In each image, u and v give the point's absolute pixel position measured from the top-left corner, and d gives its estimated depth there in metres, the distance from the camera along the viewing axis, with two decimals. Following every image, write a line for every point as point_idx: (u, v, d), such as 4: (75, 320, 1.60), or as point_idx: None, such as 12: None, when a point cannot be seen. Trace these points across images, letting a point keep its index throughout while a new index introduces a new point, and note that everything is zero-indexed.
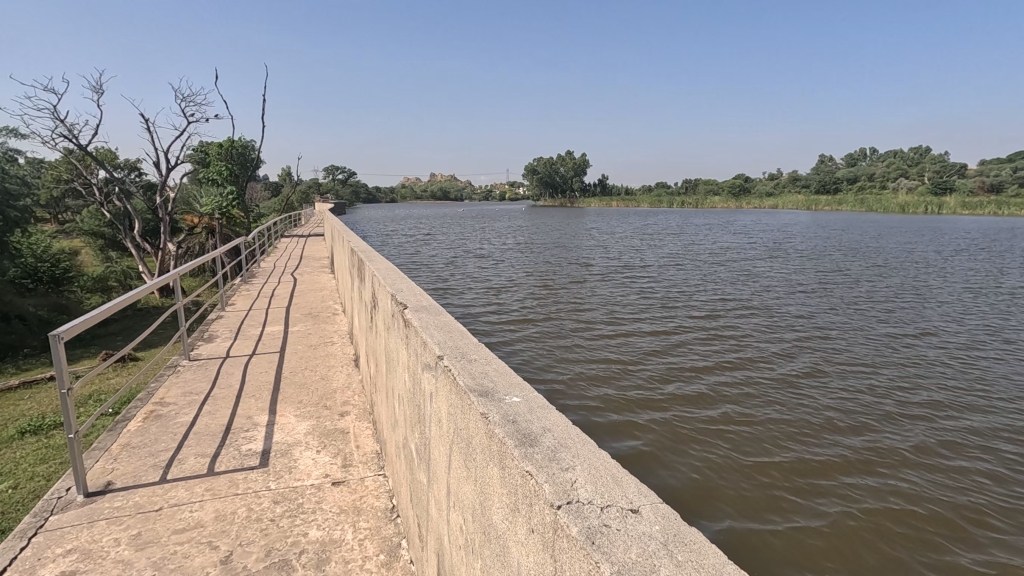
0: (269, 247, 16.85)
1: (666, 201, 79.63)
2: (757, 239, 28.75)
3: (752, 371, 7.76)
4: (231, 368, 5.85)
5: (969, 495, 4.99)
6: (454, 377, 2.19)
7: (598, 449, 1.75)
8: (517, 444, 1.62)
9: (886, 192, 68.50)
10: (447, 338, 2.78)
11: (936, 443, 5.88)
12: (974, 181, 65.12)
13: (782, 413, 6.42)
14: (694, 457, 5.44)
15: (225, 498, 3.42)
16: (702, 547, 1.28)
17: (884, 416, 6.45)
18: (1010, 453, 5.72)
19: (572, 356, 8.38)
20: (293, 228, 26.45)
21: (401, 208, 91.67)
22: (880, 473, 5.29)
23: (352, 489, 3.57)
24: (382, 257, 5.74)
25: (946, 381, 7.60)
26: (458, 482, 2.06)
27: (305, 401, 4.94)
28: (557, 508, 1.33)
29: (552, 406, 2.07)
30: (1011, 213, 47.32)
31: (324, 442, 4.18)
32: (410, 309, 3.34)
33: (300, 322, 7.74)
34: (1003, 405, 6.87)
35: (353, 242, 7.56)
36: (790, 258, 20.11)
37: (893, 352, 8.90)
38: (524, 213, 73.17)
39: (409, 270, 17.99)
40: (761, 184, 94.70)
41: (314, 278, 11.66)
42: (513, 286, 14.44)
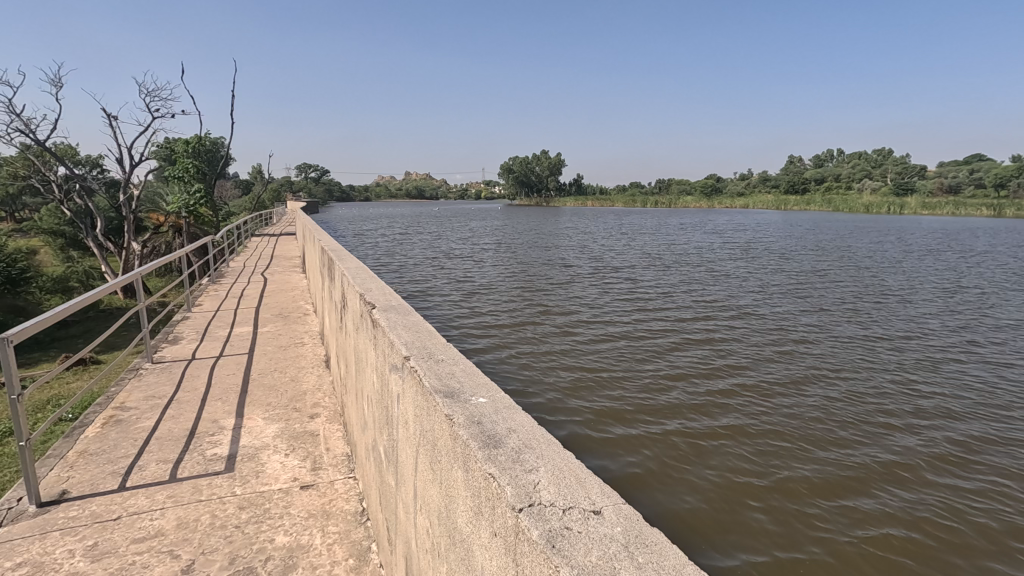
0: (239, 247, 16.46)
1: (640, 201, 80.51)
2: (729, 239, 29.26)
3: (724, 374, 7.91)
4: (197, 370, 5.68)
5: (939, 499, 5.13)
6: (420, 378, 2.15)
7: (563, 449, 1.73)
8: (480, 446, 1.60)
9: (852, 193, 70.48)
10: (414, 339, 2.74)
11: (894, 443, 6.11)
12: (933, 183, 67.45)
13: (755, 417, 6.54)
14: (672, 466, 5.52)
15: (188, 505, 3.30)
16: (663, 547, 1.28)
17: (844, 417, 6.67)
18: (970, 453, 5.94)
19: (547, 360, 8.40)
20: (265, 227, 25.95)
21: (375, 207, 90.73)
22: (847, 477, 5.43)
23: (321, 492, 3.49)
24: (353, 257, 5.65)
25: (904, 381, 7.89)
26: (424, 484, 2.02)
27: (274, 403, 4.83)
28: (518, 511, 1.30)
29: (519, 406, 2.05)
30: (968, 214, 49.16)
31: (292, 445, 4.08)
32: (378, 309, 3.28)
33: (271, 323, 7.59)
34: (966, 406, 7.11)
35: (324, 241, 7.43)
36: (760, 259, 20.54)
37: (856, 352, 9.18)
38: (502, 211, 73.22)
39: (384, 270, 17.78)
40: (732, 184, 96.33)
41: (285, 278, 11.45)
42: (490, 287, 14.42)
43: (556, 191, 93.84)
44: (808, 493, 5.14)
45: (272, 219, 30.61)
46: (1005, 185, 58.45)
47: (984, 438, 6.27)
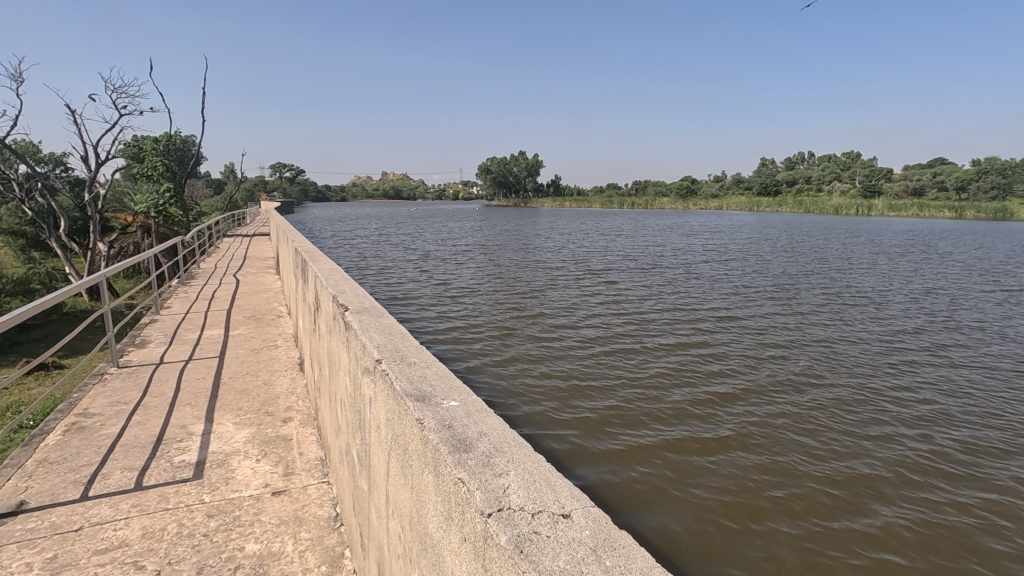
0: (210, 248, 16.07)
1: (617, 202, 81.16)
2: (704, 242, 29.80)
3: (698, 374, 8.02)
4: (165, 375, 5.52)
5: (909, 493, 5.24)
6: (391, 382, 2.12)
7: (534, 453, 1.72)
8: (450, 451, 1.58)
9: (822, 195, 72.19)
10: (387, 341, 2.72)
11: (856, 436, 6.30)
12: (899, 185, 69.41)
13: (728, 416, 6.65)
14: (650, 464, 5.58)
15: (153, 514, 3.20)
16: (630, 550, 1.28)
17: (811, 413, 6.85)
18: (927, 444, 6.19)
19: (524, 361, 8.41)
20: (237, 227, 25.38)
21: (352, 208, 89.58)
22: (811, 467, 5.60)
23: (293, 498, 3.42)
24: (327, 258, 5.59)
25: (869, 379, 8.12)
26: (396, 490, 1.99)
27: (245, 407, 4.72)
28: (488, 515, 1.29)
29: (491, 409, 2.05)
30: (932, 215, 50.63)
31: (264, 450, 4.00)
32: (351, 311, 3.24)
33: (242, 325, 7.43)
34: (926, 401, 7.36)
35: (299, 242, 7.33)
36: (734, 262, 20.92)
37: (825, 352, 9.42)
38: (481, 211, 73.50)
39: (360, 272, 17.62)
40: (707, 185, 97.74)
41: (258, 279, 11.27)
42: (467, 290, 14.36)
43: (534, 192, 94.12)
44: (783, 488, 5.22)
45: (245, 220, 30.00)
46: (966, 187, 60.55)
47: (951, 434, 6.43)
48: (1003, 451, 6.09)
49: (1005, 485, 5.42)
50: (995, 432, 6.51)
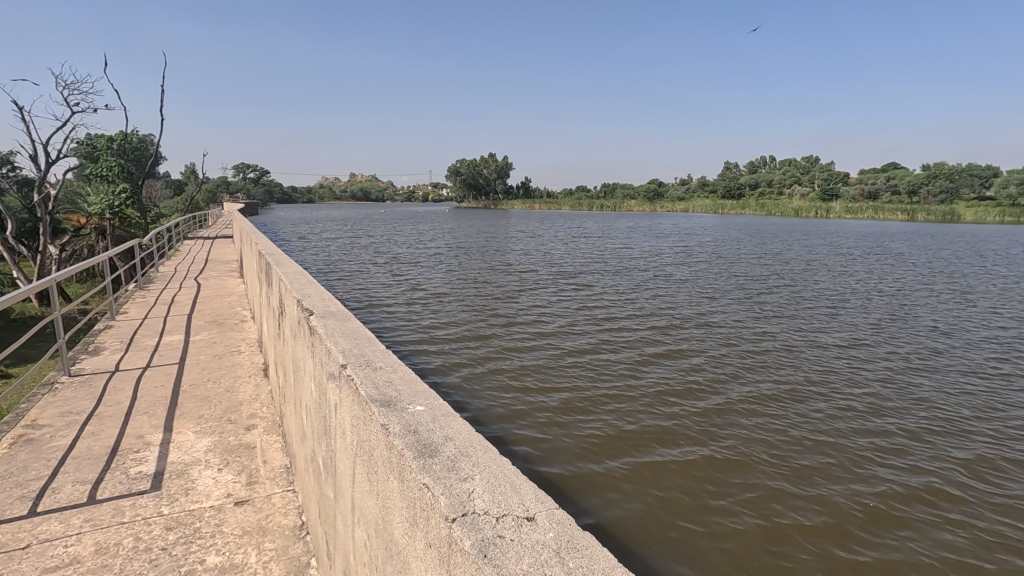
0: (170, 251, 15.55)
1: (586, 205, 81.89)
2: (671, 244, 30.39)
3: (664, 374, 8.17)
4: (121, 383, 5.30)
5: (869, 484, 5.38)
6: (355, 387, 2.09)
7: (499, 456, 1.73)
8: (415, 455, 1.57)
9: (783, 198, 74.50)
10: (352, 345, 2.69)
11: (814, 428, 6.52)
12: (855, 188, 71.99)
13: (692, 413, 6.80)
14: (620, 461, 5.63)
15: (108, 528, 3.08)
16: (593, 551, 1.30)
17: (772, 408, 7.06)
18: (880, 434, 6.44)
19: (494, 364, 8.42)
20: (198, 229, 24.63)
21: (318, 210, 87.70)
22: (771, 460, 5.76)
23: (257, 508, 3.34)
24: (292, 261, 5.48)
25: (827, 375, 8.41)
26: (362, 496, 1.96)
27: (207, 415, 4.58)
28: (451, 520, 1.29)
29: (456, 413, 2.05)
30: (886, 218, 52.66)
31: (226, 459, 3.89)
32: (315, 315, 3.19)
33: (204, 331, 7.21)
34: (879, 394, 7.67)
35: (263, 244, 7.16)
36: (701, 265, 21.34)
37: (785, 350, 9.72)
38: (450, 212, 73.17)
39: (328, 276, 17.33)
40: (673, 189, 99.56)
41: (221, 283, 10.97)
42: (436, 294, 14.28)
43: (505, 195, 94.37)
44: (748, 483, 5.32)
45: (206, 222, 29.11)
46: (918, 191, 63.30)
47: (906, 427, 6.67)
48: (957, 443, 6.32)
49: (959, 476, 5.61)
50: (948, 426, 6.75)
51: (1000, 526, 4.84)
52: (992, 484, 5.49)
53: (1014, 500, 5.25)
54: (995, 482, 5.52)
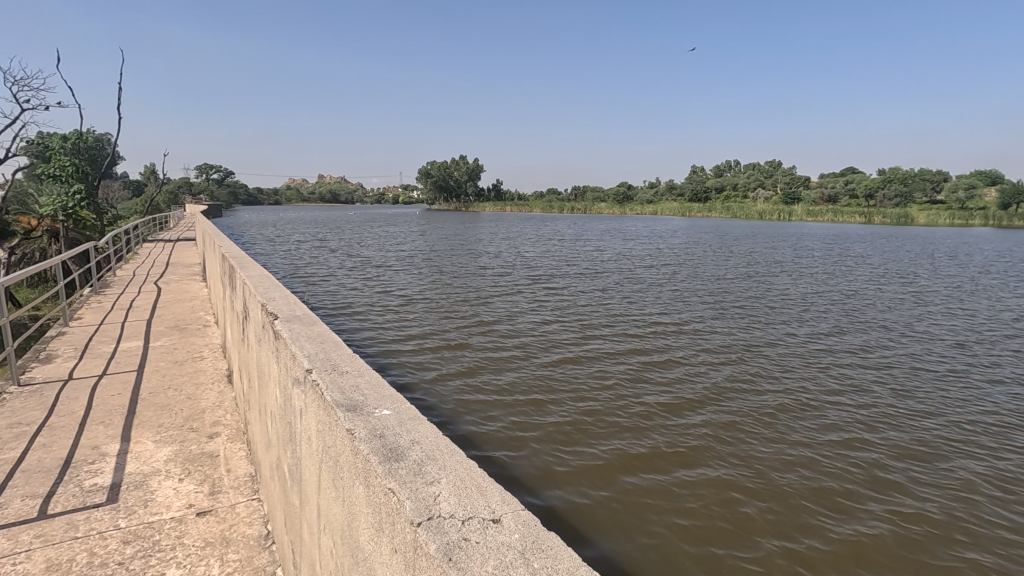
0: (128, 254, 14.98)
1: (557, 207, 82.35)
2: (640, 246, 30.88)
3: (633, 375, 8.29)
4: (75, 392, 5.08)
5: (831, 478, 5.53)
6: (320, 392, 2.06)
7: (466, 459, 1.73)
8: (381, 460, 1.55)
9: (748, 201, 76.50)
10: (318, 349, 2.65)
11: (776, 424, 6.71)
12: (816, 192, 74.31)
13: (660, 413, 6.92)
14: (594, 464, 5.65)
15: (60, 544, 2.95)
16: (558, 550, 1.31)
17: (736, 406, 7.23)
18: (838, 428, 6.68)
19: (465, 369, 8.40)
20: (158, 232, 23.77)
21: (285, 211, 85.81)
22: (735, 456, 5.90)
23: (220, 518, 3.24)
24: (256, 264, 5.36)
25: (788, 372, 8.66)
26: (327, 503, 1.93)
27: (167, 424, 4.43)
28: (417, 525, 1.28)
29: (424, 417, 2.04)
30: (845, 221, 54.46)
31: (188, 468, 3.77)
32: (280, 319, 3.12)
33: (164, 337, 6.97)
34: (836, 390, 7.95)
35: (226, 247, 6.96)
36: (670, 267, 21.73)
37: (750, 349, 9.97)
38: (420, 215, 72.52)
39: (295, 280, 16.99)
40: (641, 192, 100.94)
41: (183, 287, 10.63)
42: (406, 298, 14.14)
43: (476, 197, 94.31)
44: (720, 483, 5.38)
45: (167, 225, 28.14)
46: (874, 195, 65.75)
47: (862, 420, 6.93)
48: (920, 439, 6.47)
49: (923, 471, 5.74)
50: (908, 421, 6.97)
51: (963, 521, 4.95)
52: (956, 479, 5.62)
53: (976, 494, 5.39)
54: (957, 477, 5.66)
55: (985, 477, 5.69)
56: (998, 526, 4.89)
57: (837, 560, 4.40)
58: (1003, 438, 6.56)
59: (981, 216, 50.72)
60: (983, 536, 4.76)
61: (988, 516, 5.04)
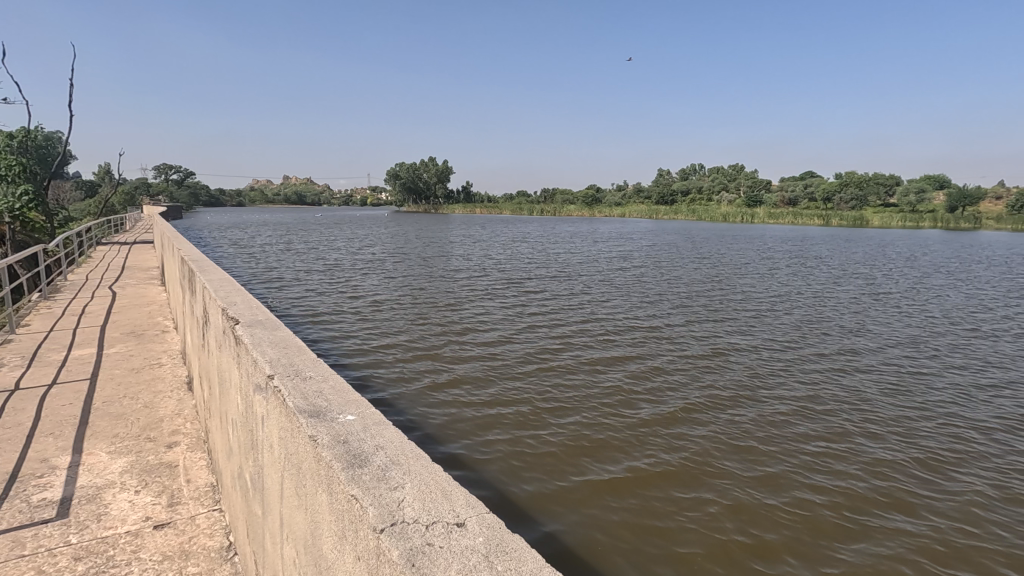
0: (80, 258, 14.35)
1: (526, 209, 82.58)
2: (609, 248, 31.27)
3: (601, 376, 8.38)
4: (21, 402, 4.84)
5: (791, 474, 5.70)
6: (282, 398, 2.02)
7: (431, 462, 1.72)
8: (345, 466, 1.53)
9: (712, 204, 78.36)
10: (281, 354, 2.60)
11: (739, 422, 6.89)
12: (776, 196, 76.64)
13: (627, 412, 7.01)
14: (567, 469, 5.62)
15: (4, 564, 2.79)
16: (522, 553, 1.32)
17: (701, 405, 7.39)
18: (797, 424, 6.89)
19: (435, 373, 8.34)
20: (113, 235, 22.84)
21: (248, 213, 83.55)
22: (700, 454, 6.03)
23: (179, 530, 3.14)
24: (217, 267, 5.21)
25: (751, 372, 8.90)
26: (290, 511, 1.89)
27: (122, 434, 4.26)
28: (380, 531, 1.26)
29: (389, 421, 2.02)
30: (804, 223, 56.24)
31: (145, 479, 3.64)
32: (241, 323, 3.04)
33: (119, 343, 6.70)
34: (796, 388, 8.21)
35: (186, 250, 6.74)
36: (638, 269, 22.07)
37: (714, 349, 10.22)
38: (388, 218, 71.51)
39: (259, 284, 16.60)
40: (609, 194, 102.23)
41: (140, 291, 10.23)
42: (373, 302, 13.97)
43: (445, 199, 93.87)
44: (691, 487, 5.40)
45: (122, 227, 27.08)
46: (830, 199, 68.17)
47: (820, 416, 7.17)
48: (883, 439, 6.61)
49: (887, 471, 5.84)
50: (863, 417, 7.25)
51: (926, 521, 5.03)
52: (907, 471, 5.88)
53: (938, 493, 5.50)
54: (920, 477, 5.78)
55: (933, 468, 5.97)
56: (958, 525, 5.00)
57: (803, 561, 4.44)
58: (961, 437, 6.74)
59: (929, 220, 53.10)
60: (945, 535, 4.85)
61: (945, 512, 5.19)
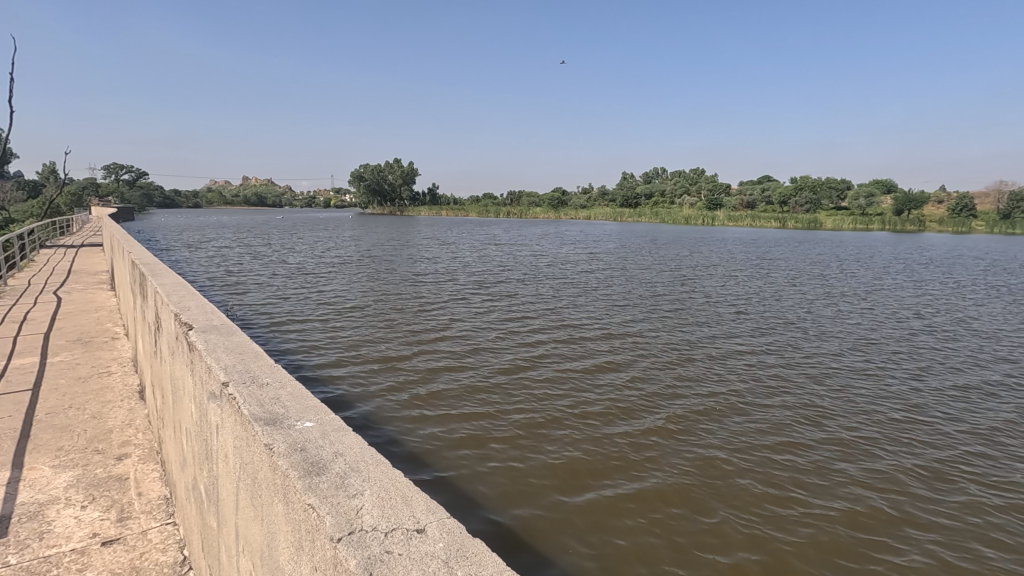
0: (23, 261, 13.60)
1: (494, 211, 82.49)
2: (575, 251, 31.56)
3: (568, 381, 8.45)
4: None
5: (750, 473, 5.86)
6: (237, 406, 1.96)
7: (392, 468, 1.69)
8: (301, 475, 1.49)
9: (675, 207, 80.03)
10: (237, 361, 2.53)
11: (701, 424, 7.05)
12: (736, 199, 78.84)
13: (593, 417, 7.08)
14: (533, 476, 5.60)
15: None
16: (482, 558, 1.31)
17: (665, 408, 7.53)
18: (756, 424, 7.09)
19: (401, 380, 8.24)
20: (59, 236, 21.75)
21: (205, 215, 80.83)
22: (663, 457, 6.12)
23: (130, 546, 3.00)
24: (170, 271, 5.02)
25: (713, 374, 9.12)
26: (245, 522, 1.83)
27: (67, 447, 4.05)
28: (337, 541, 1.23)
29: (349, 428, 1.98)
30: (763, 225, 57.95)
31: (92, 494, 3.46)
32: (195, 329, 2.93)
33: (65, 351, 6.37)
34: (755, 389, 8.45)
35: (137, 253, 6.47)
36: (604, 272, 22.33)
37: (678, 352, 10.43)
38: (352, 220, 70.21)
39: (217, 289, 16.09)
40: (575, 197, 103.20)
41: (88, 297, 9.76)
42: (337, 307, 13.71)
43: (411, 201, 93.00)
44: (656, 490, 5.46)
45: (69, 230, 25.81)
46: (787, 202, 70.54)
47: (777, 416, 7.40)
48: (840, 437, 6.84)
49: (840, 467, 6.07)
50: (817, 415, 7.51)
51: (876, 514, 5.24)
52: (858, 467, 6.11)
53: (891, 489, 5.69)
54: (873, 474, 5.98)
55: (881, 463, 6.23)
56: (909, 520, 5.18)
57: (764, 559, 4.54)
58: (912, 434, 7.02)
59: (878, 222, 55.51)
60: (897, 529, 5.02)
61: (892, 504, 5.43)
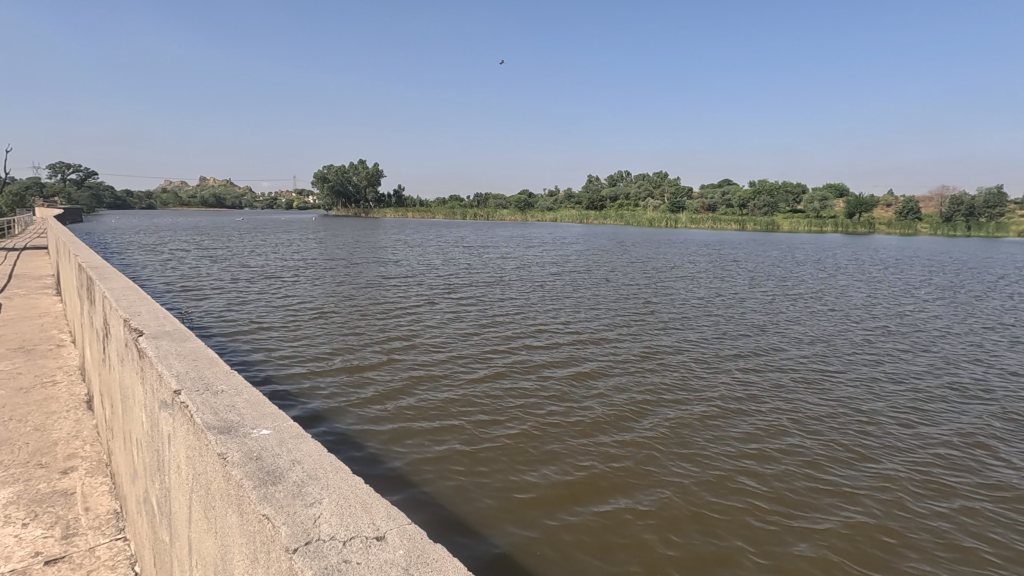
0: None
1: (460, 214, 82.13)
2: (542, 253, 31.70)
3: (537, 389, 8.50)
4: None
5: (713, 478, 6.01)
6: (189, 414, 1.88)
7: (352, 475, 1.66)
8: (256, 484, 1.44)
9: (639, 210, 81.33)
10: (190, 367, 2.43)
11: (666, 430, 7.19)
12: (698, 202, 80.72)
13: (562, 427, 7.14)
14: (503, 490, 5.60)
15: None
16: (443, 563, 1.30)
17: (632, 415, 7.65)
18: (719, 430, 7.28)
19: (368, 391, 8.12)
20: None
21: (159, 216, 77.70)
22: (630, 466, 6.22)
23: (76, 563, 2.84)
24: (120, 275, 4.80)
25: (677, 378, 9.32)
26: (198, 534, 1.76)
27: (7, 462, 3.81)
28: (293, 551, 1.20)
29: (307, 435, 1.92)
30: (723, 227, 59.56)
31: (34, 511, 3.27)
32: (146, 335, 2.81)
33: (5, 360, 6.01)
34: (718, 393, 8.67)
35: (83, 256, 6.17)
36: (571, 275, 22.51)
37: (643, 356, 10.61)
38: (314, 222, 68.69)
39: (173, 294, 15.50)
40: (541, 199, 103.78)
41: (31, 302, 9.24)
42: (301, 313, 13.39)
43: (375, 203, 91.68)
44: (623, 499, 5.54)
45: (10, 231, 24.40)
46: (746, 205, 72.61)
47: (739, 420, 7.62)
48: (799, 439, 7.08)
49: (798, 469, 6.29)
50: (777, 417, 7.77)
51: (832, 514, 5.46)
52: (815, 468, 6.35)
53: (851, 489, 5.92)
54: (829, 474, 6.22)
55: (837, 463, 6.48)
56: (863, 519, 5.41)
57: (729, 564, 4.66)
58: (865, 434, 7.32)
59: (832, 225, 57.74)
60: (851, 528, 5.24)
61: (848, 504, 5.66)
